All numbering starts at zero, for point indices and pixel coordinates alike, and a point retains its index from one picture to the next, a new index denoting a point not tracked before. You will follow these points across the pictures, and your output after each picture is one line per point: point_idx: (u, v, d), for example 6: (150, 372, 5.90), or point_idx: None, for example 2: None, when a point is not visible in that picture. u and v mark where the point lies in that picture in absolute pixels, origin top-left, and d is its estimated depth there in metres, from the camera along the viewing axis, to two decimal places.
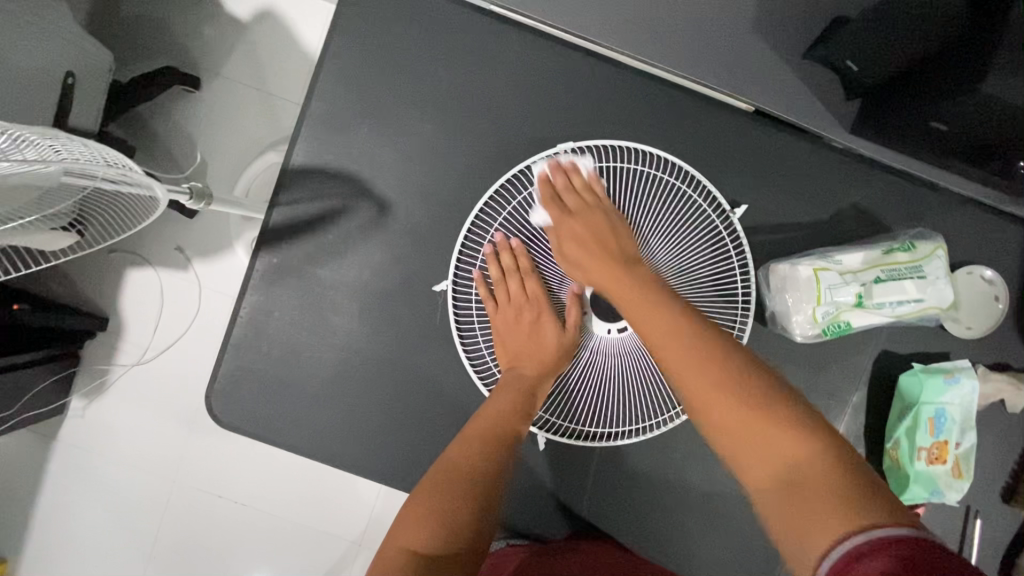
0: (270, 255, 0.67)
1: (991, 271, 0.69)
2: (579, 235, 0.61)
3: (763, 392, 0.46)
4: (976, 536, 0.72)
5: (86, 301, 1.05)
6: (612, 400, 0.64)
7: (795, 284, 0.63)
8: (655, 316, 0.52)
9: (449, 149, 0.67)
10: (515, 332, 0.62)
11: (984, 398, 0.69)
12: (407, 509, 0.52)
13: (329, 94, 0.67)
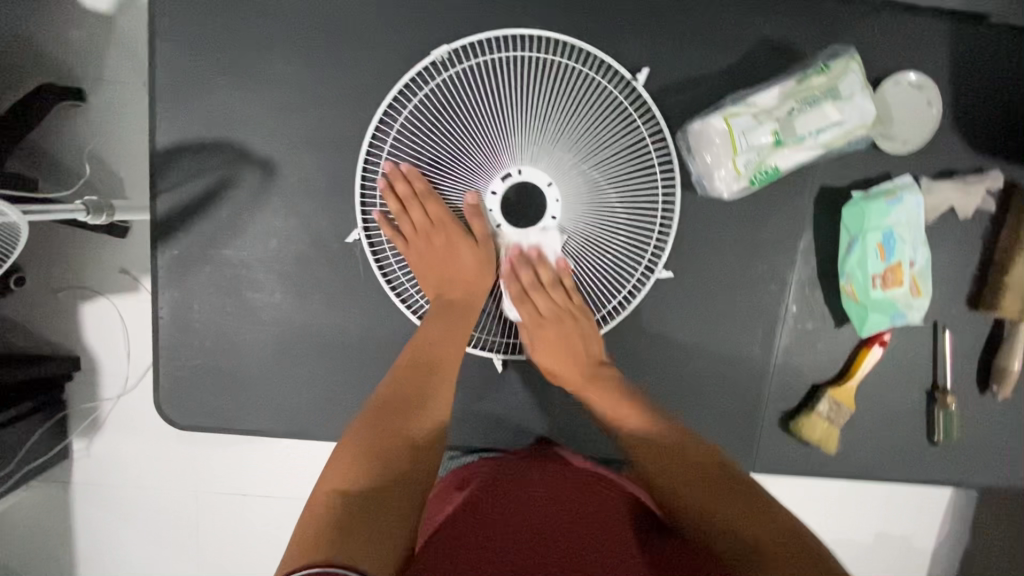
0: (169, 248, 0.63)
1: (920, 74, 0.64)
2: (554, 339, 0.62)
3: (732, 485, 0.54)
4: (948, 349, 0.72)
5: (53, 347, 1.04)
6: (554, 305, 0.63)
7: (711, 139, 0.59)
8: (630, 416, 0.59)
9: (319, 87, 0.61)
10: (432, 264, 0.62)
11: (932, 212, 0.67)
12: (341, 453, 0.53)
13: (174, 58, 0.60)
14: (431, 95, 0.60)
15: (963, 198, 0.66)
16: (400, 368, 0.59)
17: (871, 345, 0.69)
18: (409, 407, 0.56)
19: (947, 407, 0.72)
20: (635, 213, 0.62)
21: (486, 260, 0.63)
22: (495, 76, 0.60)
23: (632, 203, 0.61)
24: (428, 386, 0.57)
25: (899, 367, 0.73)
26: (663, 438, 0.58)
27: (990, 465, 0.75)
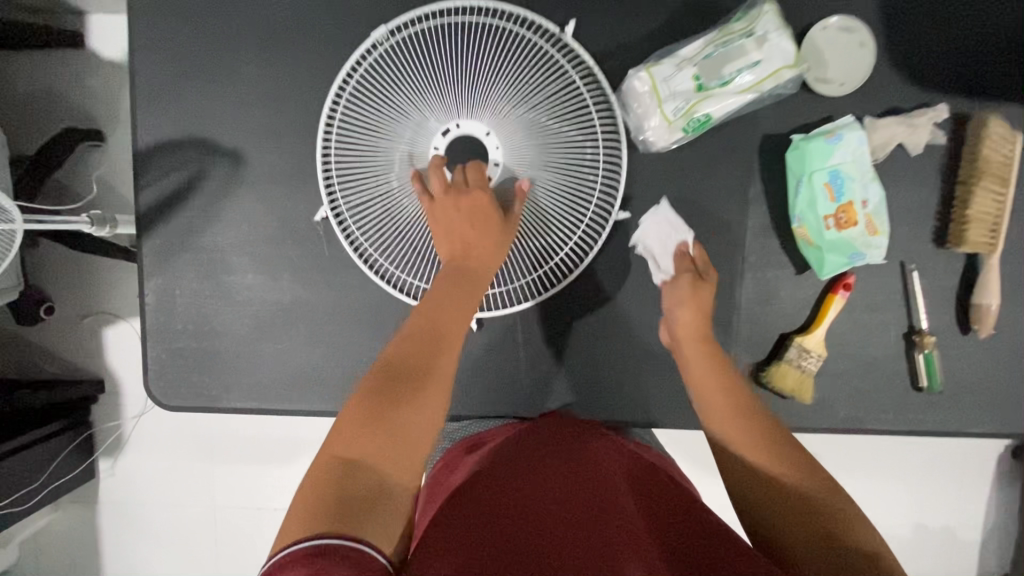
0: (151, 239, 0.69)
1: (847, 17, 0.66)
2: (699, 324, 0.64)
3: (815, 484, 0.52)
4: (919, 289, 0.71)
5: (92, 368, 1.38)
6: (520, 255, 0.69)
7: (637, 93, 0.63)
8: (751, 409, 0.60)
9: (277, 81, 0.67)
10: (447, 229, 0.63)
11: (880, 150, 0.67)
12: (360, 419, 0.50)
13: (145, 70, 0.67)
14: (378, 65, 0.65)
15: (909, 134, 0.67)
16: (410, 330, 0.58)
17: (836, 290, 0.69)
18: (422, 375, 0.54)
19: (926, 349, 0.70)
20: (577, 162, 0.66)
21: (507, 239, 0.63)
22: (433, 46, 0.65)
23: (578, 150, 0.66)
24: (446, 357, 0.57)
25: (871, 311, 0.72)
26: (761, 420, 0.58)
27: (984, 411, 0.72)
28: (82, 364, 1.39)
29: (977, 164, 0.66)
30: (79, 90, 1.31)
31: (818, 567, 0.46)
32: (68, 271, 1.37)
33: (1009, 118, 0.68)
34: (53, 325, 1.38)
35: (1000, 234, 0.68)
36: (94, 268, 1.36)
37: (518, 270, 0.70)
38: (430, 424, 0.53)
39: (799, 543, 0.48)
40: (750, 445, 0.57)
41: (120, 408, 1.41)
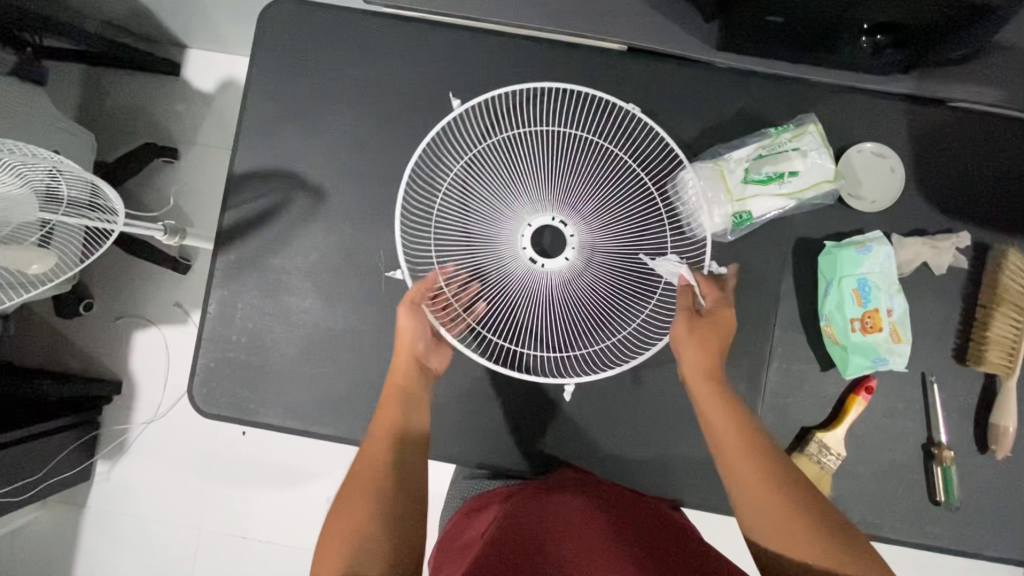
0: (227, 253, 0.75)
1: (882, 145, 0.74)
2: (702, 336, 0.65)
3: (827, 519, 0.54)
4: (939, 403, 0.73)
5: (113, 367, 1.42)
6: (573, 333, 0.70)
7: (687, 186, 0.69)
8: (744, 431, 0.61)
9: (366, 132, 0.75)
10: (413, 341, 0.69)
11: (908, 266, 0.72)
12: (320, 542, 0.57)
13: (251, 107, 0.76)
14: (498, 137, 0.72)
15: (934, 255, 0.72)
16: (360, 467, 0.63)
17: (858, 391, 0.72)
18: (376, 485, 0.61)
19: (945, 463, 0.71)
20: (508, 309, 0.70)
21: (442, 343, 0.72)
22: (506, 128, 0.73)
23: (498, 305, 0.70)
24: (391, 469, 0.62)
25: (891, 416, 0.74)
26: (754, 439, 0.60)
27: (999, 534, 0.73)
28: (105, 362, 1.42)
29: (1000, 291, 0.71)
30: (169, 112, 1.45)
31: None
32: (112, 272, 1.43)
33: None
34: (88, 320, 1.42)
35: (1019, 361, 0.70)
36: (139, 271, 1.43)
37: (586, 338, 0.71)
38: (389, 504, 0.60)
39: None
40: (753, 470, 0.58)
41: (131, 412, 1.42)
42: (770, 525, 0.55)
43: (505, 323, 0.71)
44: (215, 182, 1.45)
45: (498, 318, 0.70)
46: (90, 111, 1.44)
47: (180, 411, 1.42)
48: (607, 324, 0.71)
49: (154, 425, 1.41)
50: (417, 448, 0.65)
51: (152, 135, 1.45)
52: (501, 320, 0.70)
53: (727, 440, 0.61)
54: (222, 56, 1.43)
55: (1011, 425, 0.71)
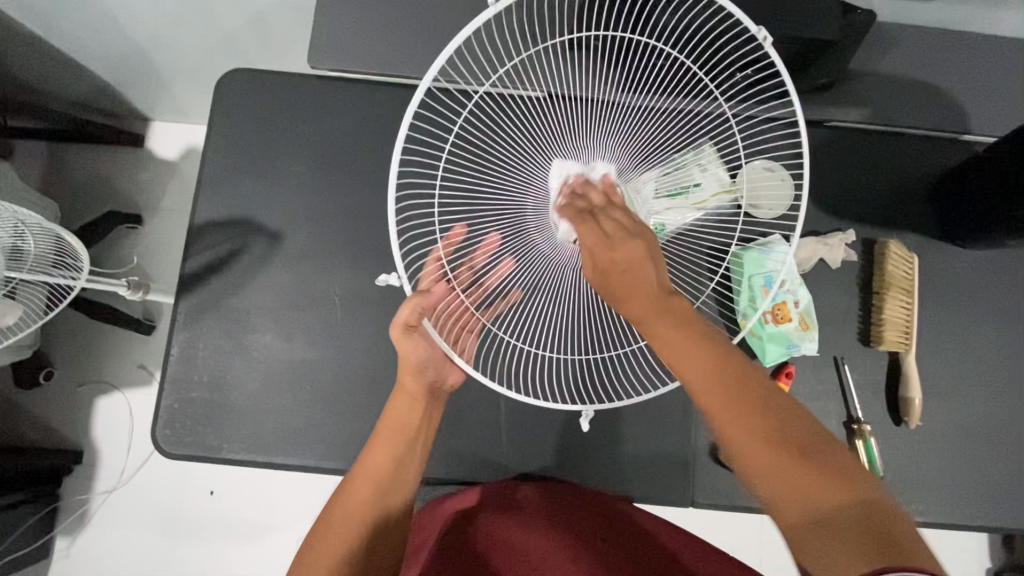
0: (189, 298, 0.80)
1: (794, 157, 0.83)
2: (631, 257, 0.56)
3: (812, 451, 0.51)
4: (851, 382, 0.81)
5: (74, 434, 1.40)
6: (582, 334, 0.77)
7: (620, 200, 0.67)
8: (706, 355, 0.54)
9: (317, 179, 0.83)
10: (417, 356, 0.66)
11: (807, 263, 0.82)
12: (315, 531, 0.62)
13: (210, 164, 0.83)
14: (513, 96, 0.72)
15: (828, 251, 0.82)
16: (361, 472, 0.65)
17: (779, 377, 0.80)
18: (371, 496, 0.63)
19: (865, 437, 0.78)
20: (533, 295, 0.73)
21: (451, 369, 0.71)
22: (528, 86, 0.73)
23: (524, 288, 0.73)
24: (384, 484, 0.65)
25: (812, 398, 0.81)
26: (721, 363, 0.54)
27: (921, 500, 0.79)
28: (65, 431, 1.40)
29: (887, 278, 0.80)
30: (134, 180, 1.51)
31: (827, 555, 0.47)
32: (74, 338, 1.44)
33: (907, 243, 0.84)
34: (47, 389, 1.41)
35: (914, 335, 0.80)
36: (102, 336, 1.44)
37: (592, 343, 0.78)
38: (385, 527, 0.64)
39: (798, 520, 0.49)
40: (728, 403, 0.53)
41: (93, 481, 1.38)
42: (758, 465, 0.51)
43: (525, 323, 0.76)
44: (180, 243, 1.49)
45: (521, 314, 0.75)
46: (54, 185, 1.49)
47: (145, 475, 1.39)
48: (614, 324, 0.77)
49: (118, 492, 1.38)
50: (411, 475, 0.68)
51: (116, 203, 1.50)
52: (521, 318, 0.75)
53: (702, 385, 0.54)
54: (185, 126, 1.52)
55: (917, 395, 0.79)
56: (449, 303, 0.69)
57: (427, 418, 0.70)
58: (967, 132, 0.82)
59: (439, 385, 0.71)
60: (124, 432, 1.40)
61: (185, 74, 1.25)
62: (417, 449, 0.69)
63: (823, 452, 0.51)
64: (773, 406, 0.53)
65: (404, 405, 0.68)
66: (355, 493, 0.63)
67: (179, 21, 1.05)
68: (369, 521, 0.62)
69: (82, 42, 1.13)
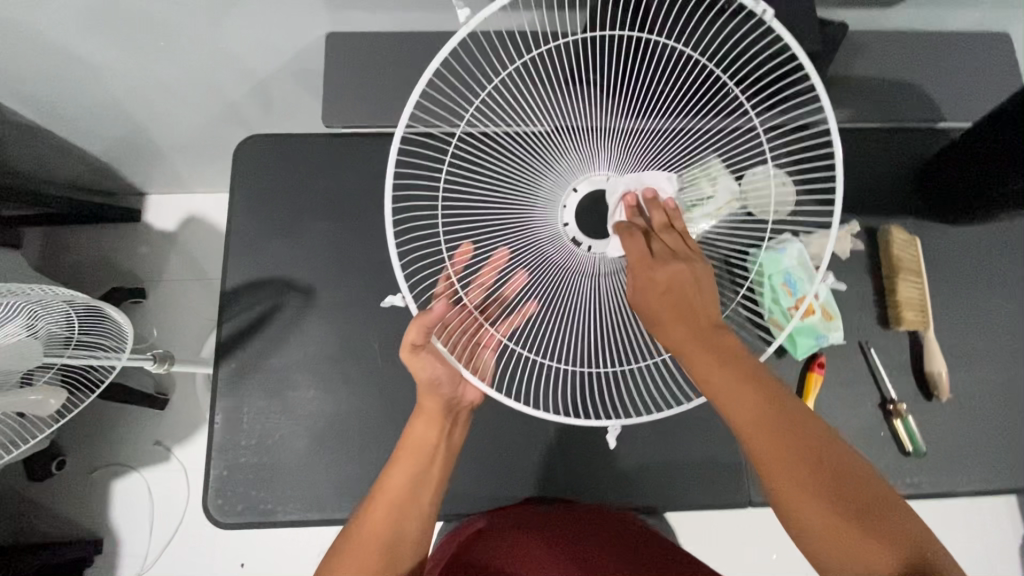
0: (228, 363, 0.80)
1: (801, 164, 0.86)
2: (676, 293, 0.61)
3: (871, 511, 0.53)
4: (880, 364, 0.84)
5: (91, 523, 1.35)
6: (609, 343, 0.76)
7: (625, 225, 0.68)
8: (759, 403, 0.57)
9: (343, 232, 0.84)
10: (429, 373, 0.66)
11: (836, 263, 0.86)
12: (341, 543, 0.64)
13: (238, 230, 0.84)
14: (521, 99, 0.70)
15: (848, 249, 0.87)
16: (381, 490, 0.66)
17: (812, 367, 0.83)
18: (394, 512, 0.64)
19: (902, 416, 0.82)
20: (546, 310, 0.75)
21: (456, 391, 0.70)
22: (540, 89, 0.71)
23: (540, 301, 0.74)
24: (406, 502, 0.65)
25: (845, 386, 0.84)
26: (777, 412, 0.56)
27: (964, 471, 0.82)
28: (81, 521, 1.34)
29: (894, 262, 0.85)
30: (136, 255, 1.51)
31: None
32: (85, 423, 1.40)
33: (907, 228, 0.89)
34: (60, 479, 1.36)
35: (929, 313, 0.84)
36: (114, 416, 1.40)
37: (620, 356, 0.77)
38: (403, 550, 0.63)
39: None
40: (782, 456, 0.54)
41: (116, 570, 1.33)
42: (813, 520, 0.53)
43: (544, 335, 0.77)
44: (187, 314, 1.48)
45: (537, 325, 0.76)
46: (56, 269, 1.48)
47: (170, 556, 1.34)
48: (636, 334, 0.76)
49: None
50: (429, 496, 0.67)
51: (121, 280, 1.50)
52: (538, 331, 0.77)
53: (750, 424, 0.56)
54: (184, 196, 1.52)
55: (943, 369, 0.83)
56: (461, 319, 0.71)
57: (447, 437, 0.71)
58: (943, 119, 0.90)
59: (457, 402, 0.72)
60: (145, 514, 1.36)
61: (184, 146, 1.27)
62: (434, 471, 0.69)
63: (883, 513, 0.53)
64: (835, 458, 0.55)
65: (423, 425, 0.69)
66: (374, 515, 0.64)
67: (183, 97, 1.08)
68: (385, 545, 0.63)
69: (84, 126, 1.14)
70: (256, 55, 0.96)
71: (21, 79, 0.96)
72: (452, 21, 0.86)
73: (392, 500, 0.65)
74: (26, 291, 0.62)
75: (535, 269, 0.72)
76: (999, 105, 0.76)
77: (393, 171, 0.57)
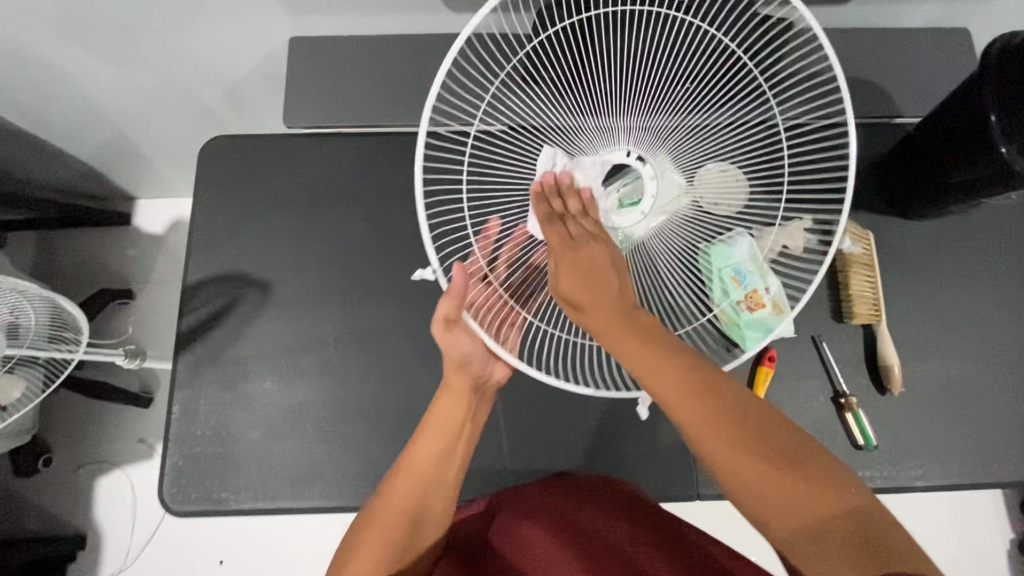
0: (187, 355, 0.83)
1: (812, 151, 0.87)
2: (581, 265, 0.62)
3: (795, 455, 0.54)
4: (832, 358, 0.84)
5: (74, 519, 1.37)
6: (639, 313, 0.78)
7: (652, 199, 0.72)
8: (676, 370, 0.56)
9: (301, 229, 0.87)
10: (461, 350, 0.68)
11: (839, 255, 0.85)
12: (363, 521, 0.65)
13: (200, 227, 0.87)
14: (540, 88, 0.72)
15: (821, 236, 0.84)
16: (405, 470, 0.67)
17: (763, 360, 0.83)
18: (416, 495, 0.66)
19: (853, 409, 0.82)
20: None
21: (493, 361, 0.72)
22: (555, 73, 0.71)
23: None
24: (430, 482, 0.67)
25: (796, 380, 0.85)
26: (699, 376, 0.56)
27: (915, 464, 0.82)
28: (65, 517, 1.37)
29: (847, 256, 0.85)
30: (124, 256, 1.55)
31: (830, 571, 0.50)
32: (71, 420, 1.43)
33: (863, 222, 0.89)
34: (45, 474, 1.40)
35: (882, 307, 0.84)
36: (98, 414, 1.44)
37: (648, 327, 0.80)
38: (427, 519, 0.67)
39: (791, 530, 0.53)
40: (706, 419, 0.55)
41: (99, 566, 1.35)
42: (744, 477, 0.54)
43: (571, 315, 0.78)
44: (173, 314, 1.52)
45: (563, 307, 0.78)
46: (47, 270, 1.53)
47: (150, 552, 1.36)
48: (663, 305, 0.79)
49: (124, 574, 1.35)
50: (452, 475, 0.69)
51: (109, 281, 1.54)
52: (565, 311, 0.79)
53: (665, 391, 0.56)
54: (170, 200, 1.56)
55: (896, 363, 0.83)
56: (488, 300, 0.71)
57: (473, 412, 0.72)
58: (899, 114, 0.90)
59: (486, 381, 0.72)
60: (126, 511, 1.38)
61: (167, 150, 1.31)
62: (461, 445, 0.71)
63: (808, 460, 0.54)
64: (754, 411, 0.55)
65: (450, 400, 0.71)
66: (400, 485, 0.66)
67: (160, 102, 1.12)
68: (412, 516, 0.65)
69: (68, 132, 1.18)
70: (225, 58, 0.99)
71: (4, 87, 1.00)
72: (409, 24, 0.88)
73: (416, 481, 0.66)
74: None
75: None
76: (944, 101, 0.75)
77: (422, 140, 0.60)
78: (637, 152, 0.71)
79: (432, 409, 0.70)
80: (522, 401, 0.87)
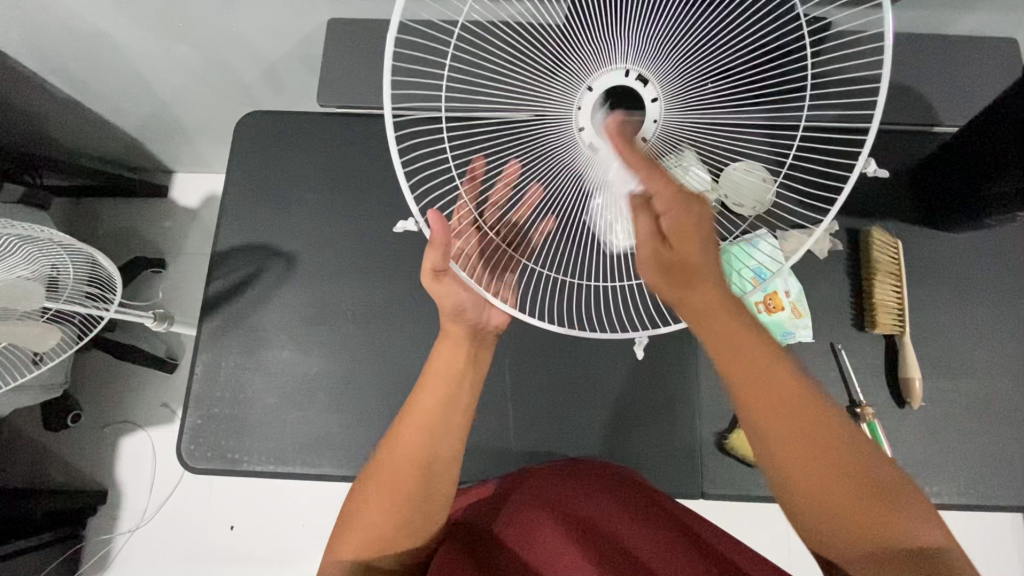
0: (212, 319, 0.86)
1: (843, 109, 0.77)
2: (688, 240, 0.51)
3: (876, 474, 0.52)
4: (850, 368, 0.83)
5: (98, 473, 1.44)
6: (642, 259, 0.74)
7: (653, 124, 0.56)
8: (771, 367, 0.53)
9: (328, 205, 0.89)
10: (452, 299, 0.68)
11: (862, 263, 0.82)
12: (372, 473, 0.66)
13: (233, 197, 0.90)
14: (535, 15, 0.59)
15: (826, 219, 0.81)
16: (411, 422, 0.67)
17: None
18: (423, 447, 0.66)
19: (868, 418, 0.80)
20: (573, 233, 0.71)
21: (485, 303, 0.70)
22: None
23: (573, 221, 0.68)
24: (436, 436, 0.67)
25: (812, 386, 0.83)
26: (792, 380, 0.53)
27: (931, 480, 0.80)
28: (89, 471, 1.44)
29: (873, 264, 0.83)
30: (160, 226, 1.61)
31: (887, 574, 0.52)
32: (100, 380, 1.49)
33: (893, 231, 0.87)
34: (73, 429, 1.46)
35: (905, 320, 0.82)
36: (125, 376, 1.50)
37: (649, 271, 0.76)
38: (436, 467, 0.66)
39: (852, 543, 0.52)
40: (794, 424, 0.52)
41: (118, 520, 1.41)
42: (820, 496, 0.52)
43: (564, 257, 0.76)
44: (202, 285, 1.57)
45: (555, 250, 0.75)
46: (88, 235, 1.60)
47: (166, 511, 1.41)
48: None
49: (140, 531, 1.40)
50: (459, 423, 0.69)
51: (145, 249, 1.60)
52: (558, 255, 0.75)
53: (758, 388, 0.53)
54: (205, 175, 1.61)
55: (918, 377, 0.81)
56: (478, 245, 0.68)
57: (475, 362, 0.72)
58: (938, 122, 0.87)
59: (483, 327, 0.73)
60: (147, 469, 1.44)
61: (205, 126, 1.35)
62: (466, 392, 0.70)
63: (887, 481, 0.52)
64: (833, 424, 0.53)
65: (449, 350, 0.71)
66: (407, 436, 0.66)
67: (201, 78, 1.16)
68: (423, 467, 0.66)
69: (113, 103, 1.23)
70: (265, 37, 1.01)
71: (56, 56, 1.05)
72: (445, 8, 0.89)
73: (423, 433, 0.66)
74: (11, 225, 0.70)
75: (549, 179, 0.64)
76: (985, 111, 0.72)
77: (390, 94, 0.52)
78: (637, 70, 0.55)
79: (434, 362, 0.70)
80: (532, 388, 0.88)
